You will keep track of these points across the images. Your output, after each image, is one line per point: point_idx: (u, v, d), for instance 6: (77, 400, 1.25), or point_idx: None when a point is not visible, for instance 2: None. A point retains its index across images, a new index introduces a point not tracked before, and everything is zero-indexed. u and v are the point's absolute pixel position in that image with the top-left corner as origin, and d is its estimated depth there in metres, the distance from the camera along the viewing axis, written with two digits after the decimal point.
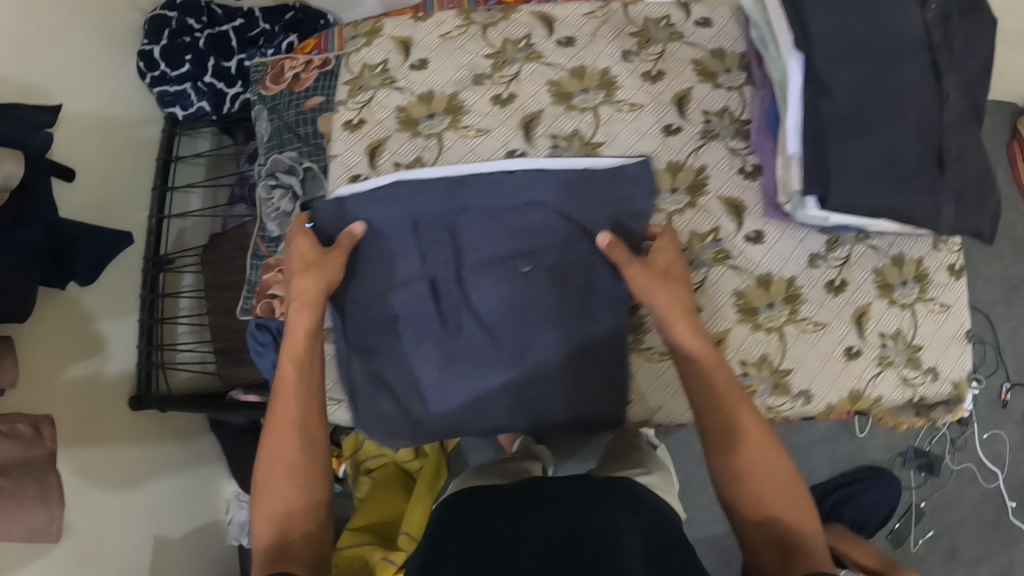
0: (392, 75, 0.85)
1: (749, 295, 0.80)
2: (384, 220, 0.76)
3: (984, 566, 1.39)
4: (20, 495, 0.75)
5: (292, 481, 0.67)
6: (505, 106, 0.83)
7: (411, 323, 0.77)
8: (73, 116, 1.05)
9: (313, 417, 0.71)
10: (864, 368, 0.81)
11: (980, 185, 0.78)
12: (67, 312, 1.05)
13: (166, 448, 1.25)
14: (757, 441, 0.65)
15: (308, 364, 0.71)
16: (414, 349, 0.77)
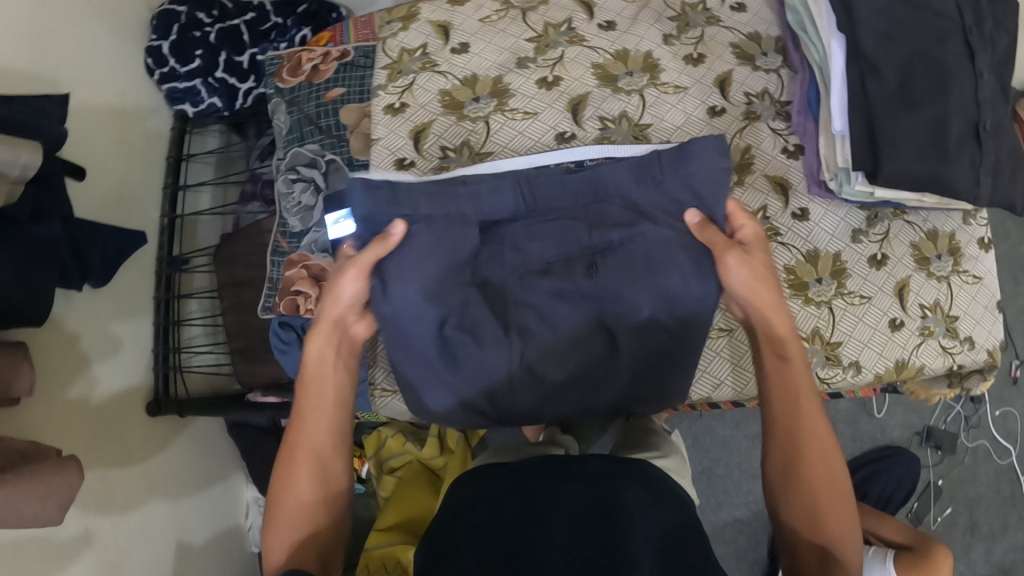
0: (433, 59, 0.87)
1: (799, 270, 0.81)
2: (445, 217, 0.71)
3: (1002, 540, 1.42)
4: (36, 470, 0.77)
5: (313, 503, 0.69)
6: (551, 89, 0.85)
7: (472, 324, 0.74)
8: (84, 110, 1.02)
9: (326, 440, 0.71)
10: (907, 338, 0.81)
11: (1014, 157, 0.76)
12: (81, 313, 1.01)
13: (184, 453, 1.22)
14: (820, 434, 0.67)
15: (330, 387, 0.72)
16: (475, 354, 0.74)
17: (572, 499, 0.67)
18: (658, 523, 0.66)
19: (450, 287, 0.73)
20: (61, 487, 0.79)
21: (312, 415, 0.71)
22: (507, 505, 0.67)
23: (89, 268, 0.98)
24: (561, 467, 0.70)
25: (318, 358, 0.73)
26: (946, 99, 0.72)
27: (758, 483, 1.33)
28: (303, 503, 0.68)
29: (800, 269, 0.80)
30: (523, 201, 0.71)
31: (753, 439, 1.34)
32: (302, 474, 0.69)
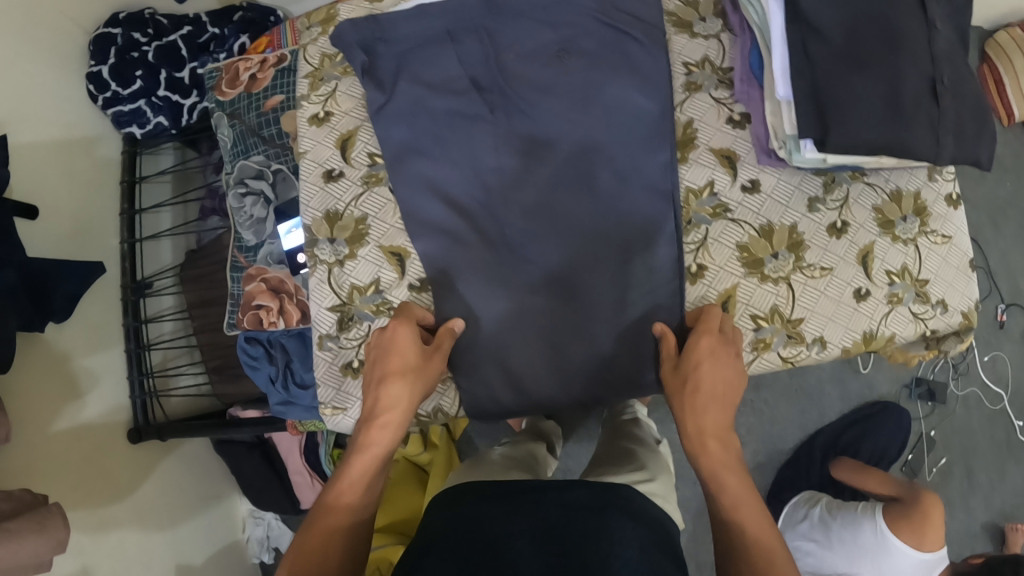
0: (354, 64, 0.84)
1: (753, 247, 0.76)
2: (441, 81, 0.80)
3: (999, 486, 1.41)
4: (20, 528, 0.77)
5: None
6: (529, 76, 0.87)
7: (449, 225, 0.79)
8: (30, 148, 1.00)
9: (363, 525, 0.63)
10: (874, 308, 0.76)
11: (979, 111, 0.69)
12: (51, 354, 1.01)
13: (175, 475, 1.22)
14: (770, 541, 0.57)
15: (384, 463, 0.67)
16: (463, 254, 0.79)
17: (550, 509, 0.69)
18: (639, 528, 0.68)
19: (446, 159, 0.79)
20: (53, 544, 0.79)
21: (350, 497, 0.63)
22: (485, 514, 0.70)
23: (51, 308, 0.98)
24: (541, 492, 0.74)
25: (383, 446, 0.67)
26: (898, 57, 0.66)
27: None
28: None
29: (750, 246, 0.75)
30: (491, 57, 0.80)
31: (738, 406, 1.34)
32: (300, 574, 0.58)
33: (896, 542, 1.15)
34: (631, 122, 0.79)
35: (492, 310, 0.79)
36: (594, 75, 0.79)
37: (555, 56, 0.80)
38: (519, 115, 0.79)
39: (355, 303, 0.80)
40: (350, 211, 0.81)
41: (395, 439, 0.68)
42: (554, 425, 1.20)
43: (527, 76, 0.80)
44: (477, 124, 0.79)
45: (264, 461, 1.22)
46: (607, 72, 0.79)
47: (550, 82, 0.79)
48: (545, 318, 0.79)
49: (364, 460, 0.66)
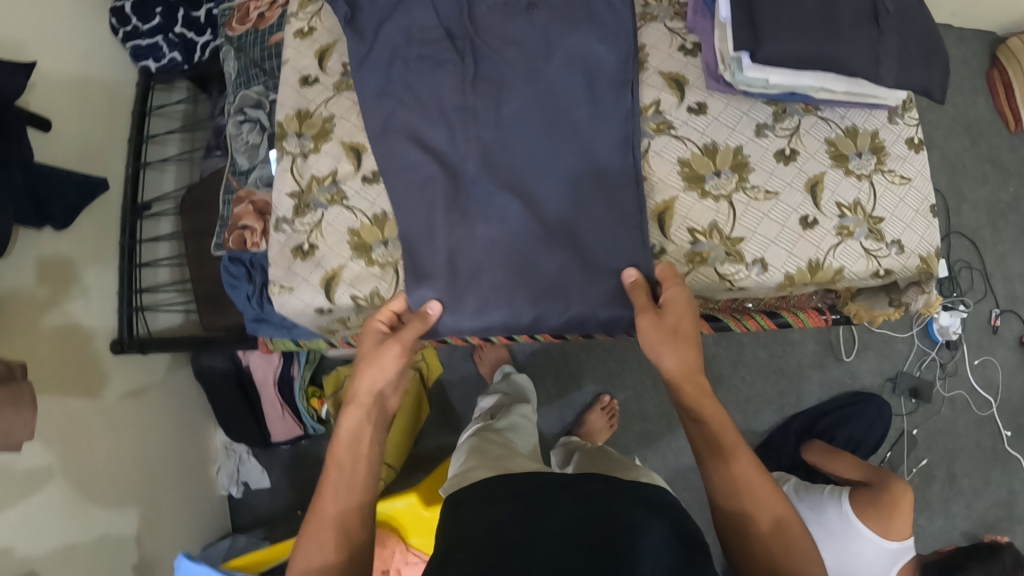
0: None
1: (694, 163, 0.75)
2: (407, 18, 0.77)
3: (983, 494, 1.37)
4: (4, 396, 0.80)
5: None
6: None
7: (418, 174, 0.74)
8: (51, 71, 1.08)
9: (352, 518, 0.65)
10: (821, 237, 0.75)
11: (925, 41, 0.70)
12: (45, 260, 1.05)
13: (154, 396, 1.27)
14: (772, 504, 0.62)
15: (360, 452, 0.67)
16: (428, 204, 0.74)
17: (572, 495, 0.72)
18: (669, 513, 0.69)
19: (413, 104, 0.76)
20: (18, 423, 0.80)
21: (330, 494, 0.65)
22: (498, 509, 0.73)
23: (50, 213, 1.04)
24: (567, 481, 0.76)
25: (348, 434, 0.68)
26: None
27: None
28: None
29: (692, 160, 0.74)
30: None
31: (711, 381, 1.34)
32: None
33: (863, 527, 1.10)
34: (588, 72, 0.75)
35: (457, 257, 0.74)
36: (560, 25, 0.75)
37: (522, 8, 0.76)
38: (485, 63, 0.76)
39: (313, 192, 0.78)
40: (319, 112, 0.81)
41: (364, 420, 0.68)
42: (527, 382, 1.24)
43: (500, 26, 0.76)
44: (445, 68, 0.76)
45: (238, 389, 1.25)
46: (568, 23, 0.75)
47: (517, 36, 0.76)
48: (505, 266, 0.73)
49: (338, 454, 0.67)
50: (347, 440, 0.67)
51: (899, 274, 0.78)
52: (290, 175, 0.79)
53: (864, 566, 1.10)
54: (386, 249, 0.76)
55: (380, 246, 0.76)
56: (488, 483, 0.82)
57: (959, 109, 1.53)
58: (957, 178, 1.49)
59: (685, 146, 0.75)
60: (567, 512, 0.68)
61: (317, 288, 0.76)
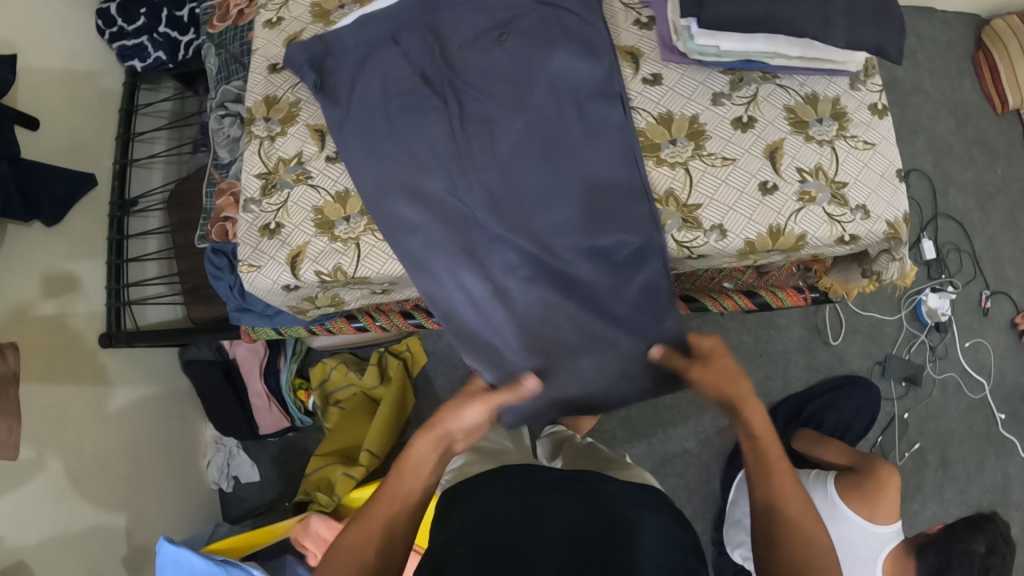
0: None
1: (649, 132, 0.76)
2: (371, 50, 0.78)
3: (978, 478, 1.35)
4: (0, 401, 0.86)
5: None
6: None
7: (424, 231, 0.74)
8: (38, 70, 1.11)
9: (394, 535, 0.65)
10: (782, 203, 0.75)
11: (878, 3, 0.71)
12: (35, 253, 1.08)
13: (144, 389, 1.29)
14: (796, 504, 0.65)
15: (419, 481, 0.68)
16: (436, 257, 0.75)
17: (573, 491, 0.72)
18: (666, 517, 0.71)
19: (403, 155, 0.75)
20: (2, 430, 0.85)
21: (378, 507, 0.66)
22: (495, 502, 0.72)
23: (40, 205, 1.06)
24: (566, 479, 0.77)
25: (421, 458, 0.68)
26: None
27: (706, 413, 1.32)
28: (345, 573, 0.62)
29: (647, 130, 0.75)
30: (435, 47, 0.77)
31: None
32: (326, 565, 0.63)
33: (848, 512, 1.08)
34: (572, 92, 0.75)
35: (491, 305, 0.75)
36: (536, 52, 0.75)
37: (494, 39, 0.76)
38: (469, 101, 0.75)
39: (280, 172, 0.80)
40: (286, 96, 0.83)
41: (430, 453, 0.69)
42: None
43: (475, 62, 0.76)
44: (431, 115, 0.75)
45: (225, 379, 1.25)
46: (545, 46, 0.75)
47: (495, 67, 0.76)
48: (523, 307, 0.75)
49: (399, 474, 0.68)
50: (419, 462, 0.68)
51: (865, 239, 0.77)
52: (258, 157, 0.81)
53: (852, 552, 1.08)
54: (349, 224, 0.77)
55: (342, 222, 0.77)
56: (483, 476, 0.82)
57: (945, 92, 1.53)
58: (944, 160, 1.49)
59: (640, 118, 0.76)
60: (569, 506, 0.69)
61: (284, 265, 0.77)
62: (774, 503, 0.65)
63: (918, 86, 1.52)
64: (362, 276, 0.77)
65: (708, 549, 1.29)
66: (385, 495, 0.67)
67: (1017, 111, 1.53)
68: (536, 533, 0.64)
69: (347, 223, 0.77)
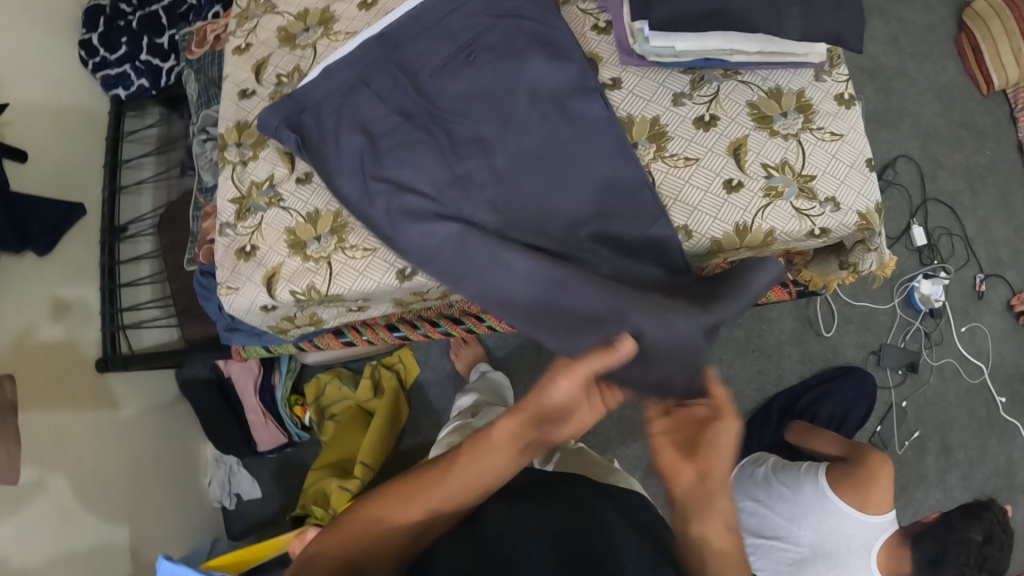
0: (274, 2, 0.90)
1: None
2: (341, 93, 0.77)
3: (980, 462, 1.34)
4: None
5: (399, 510, 0.69)
6: (371, 9, 0.86)
7: (447, 241, 0.71)
8: (24, 104, 1.13)
9: (454, 495, 0.69)
10: (748, 200, 0.75)
11: None
12: (28, 283, 1.10)
13: (141, 410, 1.31)
14: None
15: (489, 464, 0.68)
16: (469, 260, 0.71)
17: (559, 500, 0.73)
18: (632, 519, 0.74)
19: (409, 179, 0.74)
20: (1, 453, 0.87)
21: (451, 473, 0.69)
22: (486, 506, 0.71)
23: (29, 234, 1.08)
24: (551, 484, 0.78)
25: (500, 439, 0.68)
26: None
27: None
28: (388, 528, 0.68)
29: None
30: (408, 82, 0.77)
31: None
32: (395, 497, 0.70)
33: (839, 503, 1.08)
34: (540, 100, 0.76)
35: (539, 294, 0.70)
36: (501, 63, 0.76)
37: (463, 61, 0.77)
38: (454, 127, 0.76)
39: (252, 196, 0.81)
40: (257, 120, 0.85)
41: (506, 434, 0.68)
42: (502, 378, 1.24)
43: (449, 87, 0.76)
44: (419, 147, 0.75)
45: (221, 397, 1.26)
46: (512, 57, 0.76)
47: (468, 93, 0.76)
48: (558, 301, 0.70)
49: (479, 442, 0.69)
50: (499, 444, 0.68)
51: (838, 231, 0.77)
52: (231, 182, 0.82)
53: (844, 543, 1.08)
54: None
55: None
56: None
57: (930, 75, 1.52)
58: (931, 144, 1.48)
59: None
60: (554, 518, 0.69)
61: (259, 286, 0.78)
62: None
63: (902, 72, 1.51)
64: (334, 293, 0.77)
65: None
66: (458, 472, 0.69)
67: (1004, 91, 1.52)
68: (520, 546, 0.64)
69: (318, 242, 0.78)
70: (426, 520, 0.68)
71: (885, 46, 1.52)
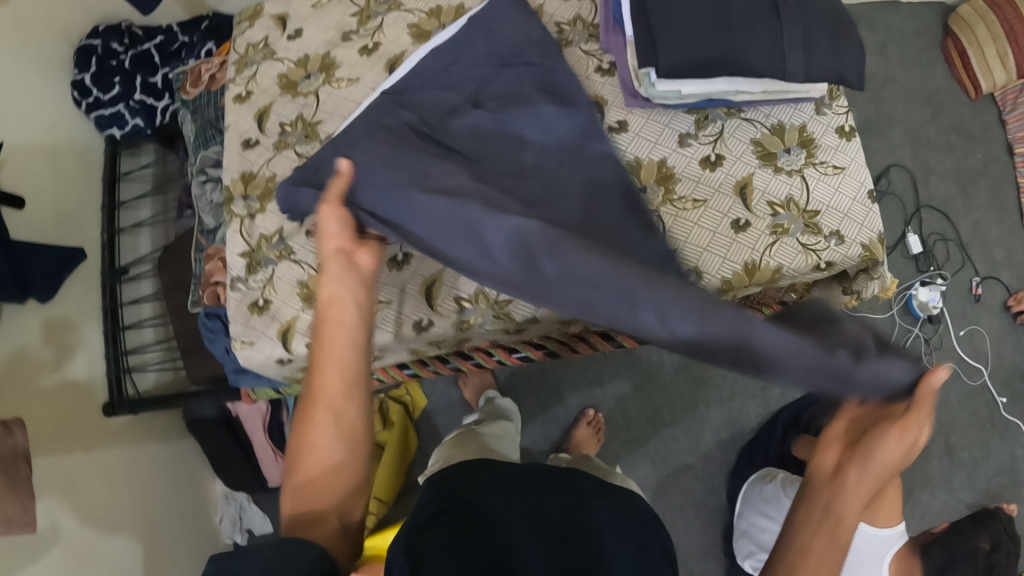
0: (273, 48, 0.90)
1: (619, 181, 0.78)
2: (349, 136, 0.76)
3: (983, 463, 1.36)
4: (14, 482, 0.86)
5: (327, 434, 0.62)
6: (372, 54, 0.86)
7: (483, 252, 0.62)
8: (20, 148, 1.11)
9: (349, 381, 0.61)
10: (756, 238, 0.76)
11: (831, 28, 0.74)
12: (31, 329, 1.08)
13: (148, 452, 1.30)
14: None
15: (345, 329, 0.60)
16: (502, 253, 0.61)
17: (542, 497, 0.78)
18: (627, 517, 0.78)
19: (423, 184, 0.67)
20: (17, 507, 0.86)
21: (328, 371, 0.60)
22: (487, 500, 0.75)
23: (30, 281, 1.06)
24: (550, 481, 0.82)
25: (334, 299, 0.60)
26: None
27: (707, 426, 1.33)
28: (324, 460, 0.63)
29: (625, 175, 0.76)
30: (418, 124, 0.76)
31: (695, 382, 1.35)
32: (319, 433, 0.62)
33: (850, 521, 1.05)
34: (552, 141, 0.76)
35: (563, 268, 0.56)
36: (512, 111, 0.76)
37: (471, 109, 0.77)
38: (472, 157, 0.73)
39: (262, 249, 0.81)
40: (262, 172, 0.84)
41: (342, 291, 0.60)
42: (510, 405, 1.24)
43: (460, 126, 0.75)
44: (441, 163, 0.71)
45: (229, 435, 1.27)
46: (524, 103, 0.76)
47: (473, 134, 0.75)
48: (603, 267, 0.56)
49: (326, 317, 0.60)
50: (339, 304, 0.60)
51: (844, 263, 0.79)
52: (239, 236, 0.82)
53: (855, 554, 1.09)
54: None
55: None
56: (464, 465, 0.87)
57: (917, 81, 1.54)
58: (922, 150, 1.50)
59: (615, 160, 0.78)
60: (546, 516, 0.74)
61: (275, 340, 0.78)
62: None
63: (890, 80, 1.53)
64: None
65: (721, 560, 1.30)
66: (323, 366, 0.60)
67: (991, 93, 1.54)
68: (511, 528, 0.71)
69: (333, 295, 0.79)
70: (335, 432, 0.62)
71: (872, 55, 1.54)
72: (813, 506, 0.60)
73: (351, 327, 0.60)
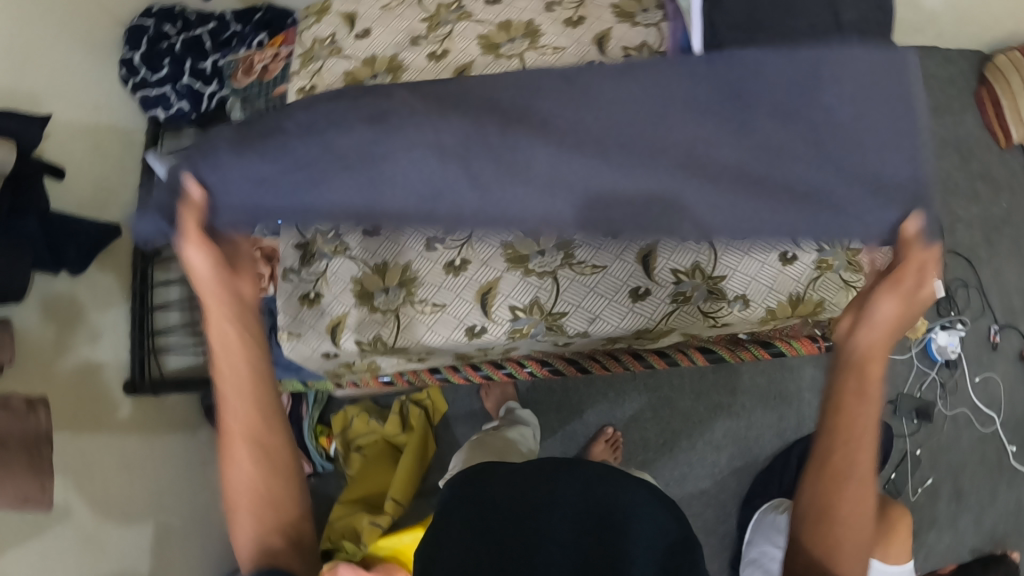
0: (340, 45, 0.98)
1: None
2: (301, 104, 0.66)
3: (990, 510, 1.37)
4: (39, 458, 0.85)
5: (252, 459, 0.75)
6: (441, 60, 0.95)
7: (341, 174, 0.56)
8: (64, 123, 1.12)
9: (256, 408, 0.73)
10: (801, 271, 0.85)
11: None
12: (60, 304, 1.09)
13: (164, 439, 1.29)
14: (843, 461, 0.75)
15: (236, 366, 0.70)
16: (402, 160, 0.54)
17: (560, 482, 0.75)
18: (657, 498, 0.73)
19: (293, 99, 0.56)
20: (36, 487, 0.84)
21: (234, 404, 0.72)
22: (500, 493, 0.74)
23: (64, 258, 1.06)
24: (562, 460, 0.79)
25: (222, 340, 0.68)
26: None
27: (722, 453, 1.33)
28: (245, 483, 0.75)
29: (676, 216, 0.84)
30: None
31: (714, 408, 1.36)
32: (242, 459, 0.74)
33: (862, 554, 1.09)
34: None
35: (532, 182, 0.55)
36: None
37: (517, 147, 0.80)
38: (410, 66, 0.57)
39: (317, 243, 0.87)
40: None
41: (226, 334, 0.68)
42: (529, 416, 1.24)
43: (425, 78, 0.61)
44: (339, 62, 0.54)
45: None
46: None
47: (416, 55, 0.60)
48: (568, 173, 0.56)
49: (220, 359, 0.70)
50: (227, 346, 0.69)
51: None
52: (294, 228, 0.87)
53: None
54: (543, 258, 0.84)
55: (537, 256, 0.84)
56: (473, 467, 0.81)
57: (946, 129, 1.56)
58: (949, 197, 1.52)
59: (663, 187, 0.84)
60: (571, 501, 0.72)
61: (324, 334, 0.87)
62: (823, 502, 0.76)
63: None
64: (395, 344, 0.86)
65: None
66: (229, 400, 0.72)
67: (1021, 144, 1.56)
68: (538, 524, 0.70)
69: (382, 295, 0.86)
70: (255, 456, 0.75)
71: None
72: (839, 374, 0.74)
73: (242, 365, 0.70)
